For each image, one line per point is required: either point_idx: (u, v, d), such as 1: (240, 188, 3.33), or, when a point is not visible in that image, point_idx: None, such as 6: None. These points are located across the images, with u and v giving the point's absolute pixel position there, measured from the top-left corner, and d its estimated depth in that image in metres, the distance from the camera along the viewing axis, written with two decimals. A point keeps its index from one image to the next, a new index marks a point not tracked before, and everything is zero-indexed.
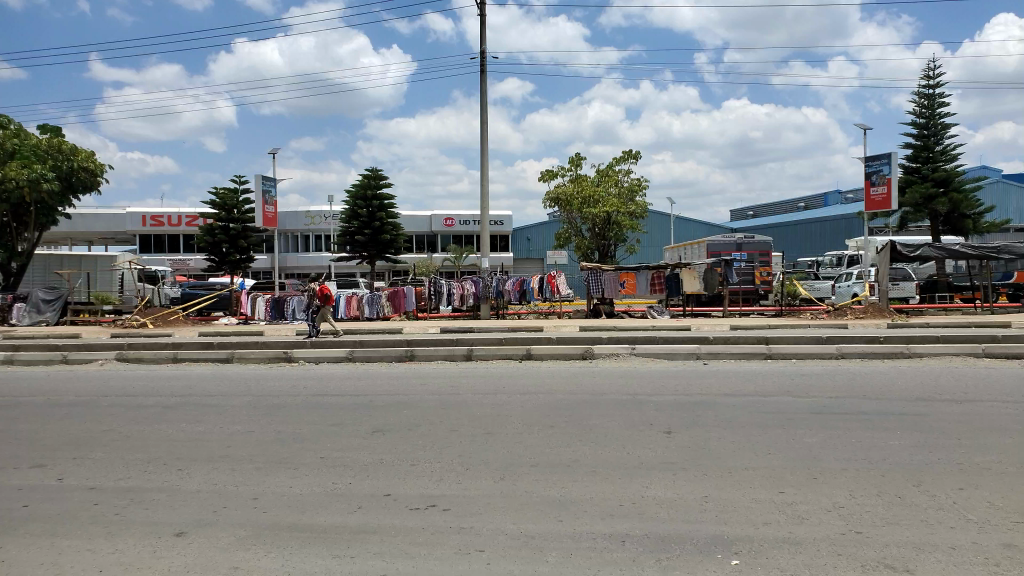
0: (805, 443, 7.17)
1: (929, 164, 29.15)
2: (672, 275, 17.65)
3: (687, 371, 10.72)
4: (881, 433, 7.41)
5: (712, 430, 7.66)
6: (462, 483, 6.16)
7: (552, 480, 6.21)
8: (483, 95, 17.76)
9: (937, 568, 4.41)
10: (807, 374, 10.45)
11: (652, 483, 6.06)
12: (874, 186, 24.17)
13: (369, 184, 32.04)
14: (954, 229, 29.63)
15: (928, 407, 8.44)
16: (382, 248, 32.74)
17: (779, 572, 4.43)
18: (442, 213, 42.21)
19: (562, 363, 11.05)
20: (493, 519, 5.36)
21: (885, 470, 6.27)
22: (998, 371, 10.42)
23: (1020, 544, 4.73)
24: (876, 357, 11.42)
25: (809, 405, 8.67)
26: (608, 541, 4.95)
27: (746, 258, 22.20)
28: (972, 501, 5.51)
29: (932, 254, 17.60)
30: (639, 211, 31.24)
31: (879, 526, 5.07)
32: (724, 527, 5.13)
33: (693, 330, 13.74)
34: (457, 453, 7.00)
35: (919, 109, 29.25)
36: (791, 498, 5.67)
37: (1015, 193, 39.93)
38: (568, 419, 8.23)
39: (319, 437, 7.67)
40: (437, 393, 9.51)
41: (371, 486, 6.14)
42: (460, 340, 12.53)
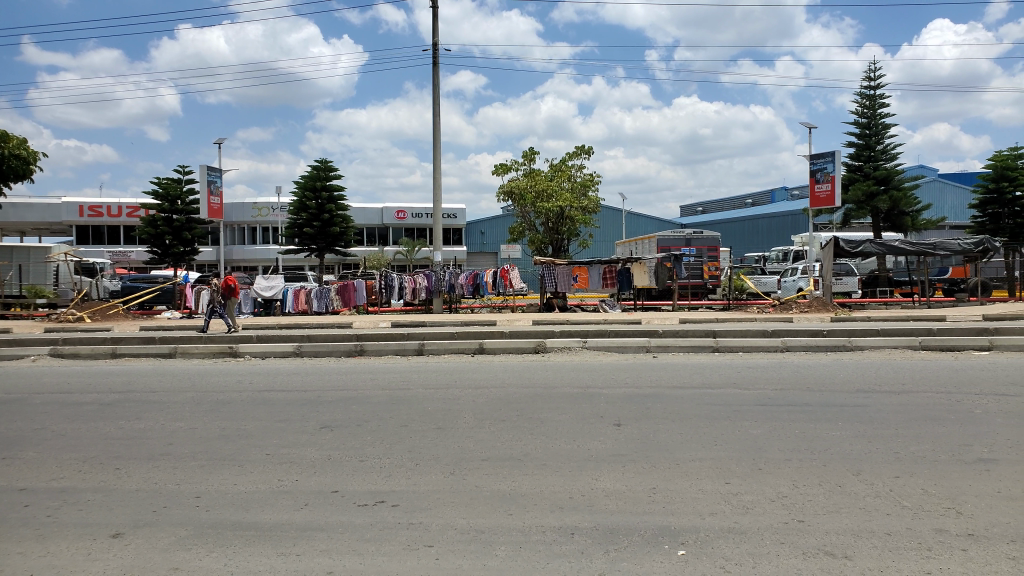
0: (752, 434, 7.30)
1: (871, 162, 30.03)
2: (624, 270, 17.86)
3: (637, 365, 10.83)
4: (823, 424, 7.60)
5: (662, 423, 7.75)
6: (412, 478, 6.10)
7: (502, 473, 6.22)
8: (435, 87, 17.52)
9: (873, 555, 4.54)
10: (754, 368, 10.66)
11: (602, 476, 6.11)
12: (819, 183, 24.79)
13: (319, 175, 31.54)
14: (894, 226, 30.62)
15: (868, 399, 8.68)
16: (331, 241, 32.31)
17: (725, 562, 4.50)
18: (394, 206, 41.84)
19: (514, 358, 11.06)
20: (443, 514, 5.33)
21: (826, 460, 6.43)
22: (934, 364, 10.78)
23: (952, 530, 4.90)
24: (819, 351, 11.71)
25: (756, 398, 8.84)
26: (557, 534, 4.96)
27: (695, 254, 22.60)
28: (908, 489, 5.69)
29: (873, 250, 18.12)
30: (592, 206, 31.46)
31: (820, 514, 5.20)
32: (671, 518, 5.20)
33: (643, 323, 13.88)
34: (407, 449, 6.94)
35: (861, 110, 30.07)
36: (736, 488, 5.78)
37: (951, 191, 41.40)
38: (519, 412, 8.24)
39: (265, 433, 7.51)
40: (387, 389, 9.42)
41: (319, 483, 6.04)
42: (410, 334, 12.41)
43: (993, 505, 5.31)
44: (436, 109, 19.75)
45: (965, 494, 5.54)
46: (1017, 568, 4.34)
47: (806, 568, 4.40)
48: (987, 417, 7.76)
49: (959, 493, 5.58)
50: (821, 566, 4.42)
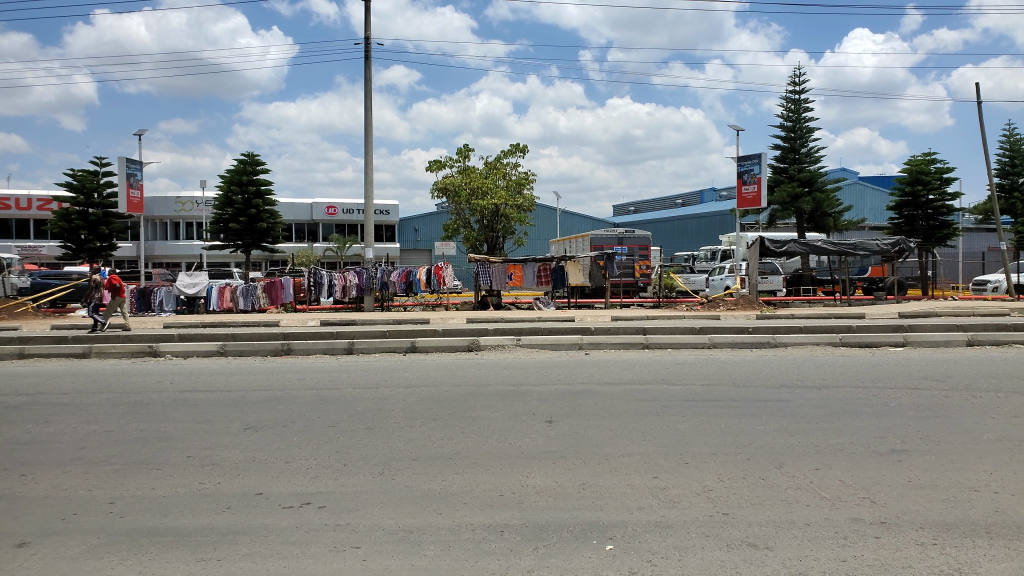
0: (679, 429, 7.44)
1: (796, 165, 31.05)
2: (557, 267, 18.00)
3: (568, 362, 10.91)
4: (748, 419, 7.80)
5: (593, 419, 7.82)
6: (340, 479, 5.98)
7: (432, 473, 6.14)
8: (366, 81, 17.23)
9: (792, 545, 4.67)
10: (682, 364, 10.88)
11: (532, 472, 6.12)
12: (745, 184, 25.49)
13: (245, 170, 30.69)
14: (818, 227, 31.74)
15: (791, 394, 8.96)
16: (258, 237, 31.57)
17: (651, 555, 4.56)
18: (324, 201, 41.15)
19: (446, 356, 10.96)
20: (371, 514, 5.24)
21: (750, 454, 6.59)
22: (852, 359, 11.21)
23: (866, 518, 5.08)
24: (744, 347, 12.04)
25: (685, 393, 9.00)
26: (487, 531, 4.94)
27: (627, 252, 22.97)
28: (826, 480, 5.87)
29: (797, 250, 18.71)
30: (526, 204, 31.61)
31: (744, 507, 5.32)
32: (600, 513, 5.24)
33: (576, 321, 14.01)
34: (335, 449, 6.79)
35: (787, 114, 31.05)
36: (664, 482, 5.86)
37: (870, 195, 43.21)
38: (450, 411, 8.19)
39: (186, 435, 7.24)
40: (315, 389, 9.21)
41: (242, 485, 5.86)
42: (340, 332, 12.19)
43: (904, 494, 5.54)
44: (367, 103, 19.40)
45: (879, 484, 5.75)
46: (926, 553, 4.53)
47: (730, 559, 4.49)
48: (900, 410, 8.10)
49: (875, 483, 5.79)
50: (744, 557, 4.51)
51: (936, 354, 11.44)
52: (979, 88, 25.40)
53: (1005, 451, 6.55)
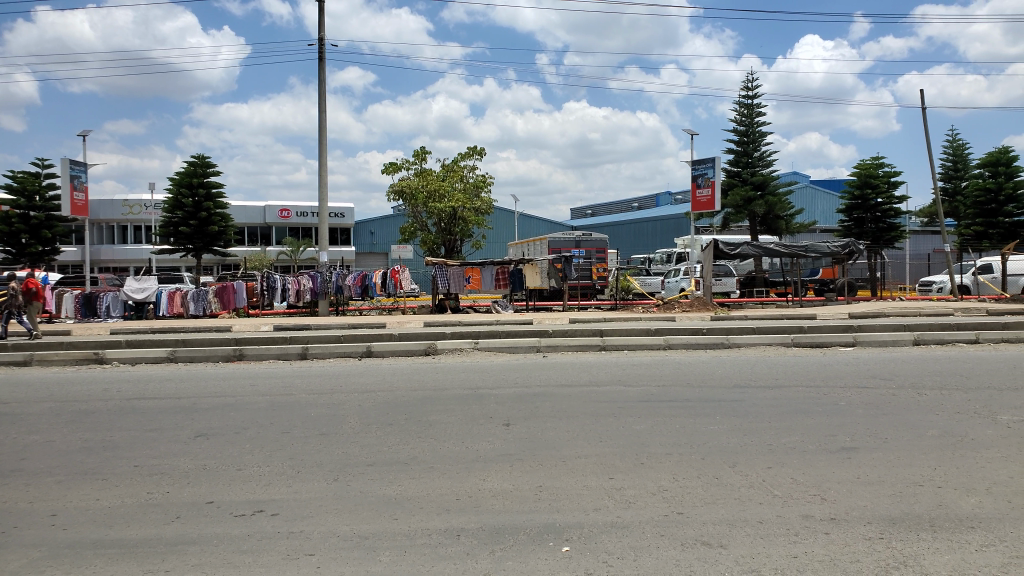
0: (635, 429, 7.50)
1: (749, 168, 31.65)
2: (515, 271, 18.05)
3: (526, 364, 10.91)
4: (703, 419, 7.88)
5: (550, 421, 7.84)
6: (293, 486, 5.87)
7: (387, 478, 6.07)
8: (321, 83, 17.04)
9: (745, 543, 4.72)
10: (638, 365, 10.98)
11: (489, 476, 6.09)
12: (700, 188, 25.87)
13: (195, 172, 30.08)
14: (770, 229, 32.38)
15: (744, 394, 9.10)
16: (209, 240, 30.98)
17: (607, 556, 4.57)
18: (277, 204, 40.55)
19: (403, 360, 10.87)
20: (324, 521, 5.15)
21: (705, 454, 6.65)
22: (804, 359, 11.44)
23: (817, 515, 5.17)
24: (699, 348, 12.21)
25: (641, 394, 9.07)
26: (443, 536, 4.89)
27: (584, 255, 23.13)
28: (779, 478, 5.97)
29: (750, 252, 19.05)
30: (484, 207, 31.61)
31: (699, 506, 5.38)
32: (556, 514, 5.23)
33: (534, 324, 14.04)
34: (288, 456, 6.68)
35: (740, 119, 31.62)
36: (620, 483, 5.89)
37: (821, 198, 44.29)
38: (407, 415, 8.12)
39: (133, 444, 7.04)
40: (268, 394, 9.06)
41: (192, 494, 5.72)
42: (294, 337, 12.02)
43: (853, 490, 5.65)
44: (320, 104, 19.17)
45: (829, 481, 5.86)
46: (874, 547, 4.63)
47: (684, 558, 4.52)
48: (849, 408, 8.28)
49: (825, 480, 5.90)
50: (698, 556, 4.55)
51: (884, 354, 11.75)
52: (923, 94, 26.25)
53: (949, 446, 6.75)
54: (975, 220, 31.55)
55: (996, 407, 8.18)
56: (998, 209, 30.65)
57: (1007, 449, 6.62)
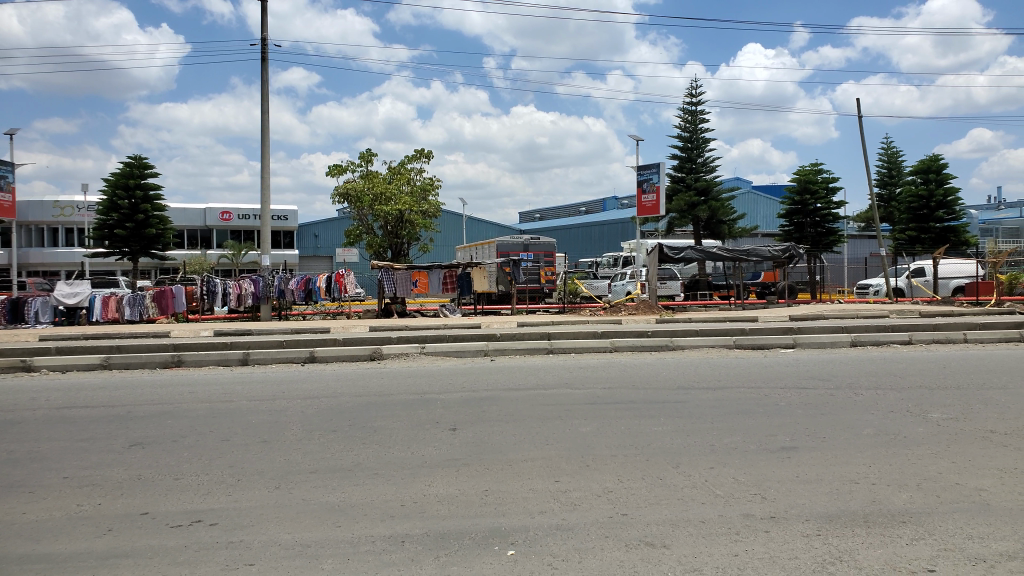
0: (580, 432, 7.53)
1: (692, 174, 32.27)
2: (463, 274, 17.98)
3: (473, 368, 10.87)
4: (646, 421, 7.98)
5: (496, 425, 7.81)
6: (233, 495, 5.73)
7: (331, 485, 5.98)
8: (264, 84, 16.73)
9: (687, 543, 4.78)
10: (585, 368, 11.07)
11: (434, 481, 6.05)
12: (645, 192, 26.23)
13: (132, 173, 29.25)
14: (713, 234, 33.06)
15: (686, 395, 9.24)
16: (146, 243, 30.11)
17: (552, 559, 4.57)
18: (218, 206, 39.64)
19: (347, 366, 10.72)
20: (265, 530, 5.05)
21: (650, 455, 6.71)
22: (745, 361, 11.70)
23: (757, 514, 5.28)
24: (644, 350, 12.37)
25: (587, 397, 9.15)
26: (386, 543, 4.83)
27: (532, 258, 23.20)
28: (721, 478, 6.08)
29: (693, 256, 19.42)
30: (431, 211, 31.48)
31: (643, 507, 5.43)
32: (502, 518, 5.22)
33: (482, 327, 14.03)
34: (229, 464, 6.52)
35: (684, 125, 32.21)
36: (565, 485, 5.91)
37: (763, 203, 45.48)
38: (350, 421, 8.00)
39: (63, 454, 6.78)
40: (208, 402, 8.82)
41: (126, 505, 5.52)
42: (235, 343, 11.75)
43: (792, 489, 5.79)
44: (262, 106, 18.81)
45: (769, 480, 5.99)
46: (810, 543, 4.75)
47: (628, 559, 4.56)
48: (789, 409, 8.48)
49: (765, 479, 6.04)
50: (642, 556, 4.59)
51: (822, 355, 12.08)
52: (860, 102, 27.19)
53: (883, 444, 6.97)
54: (909, 225, 32.83)
55: (926, 406, 8.48)
56: (930, 214, 32.06)
57: (937, 446, 6.87)
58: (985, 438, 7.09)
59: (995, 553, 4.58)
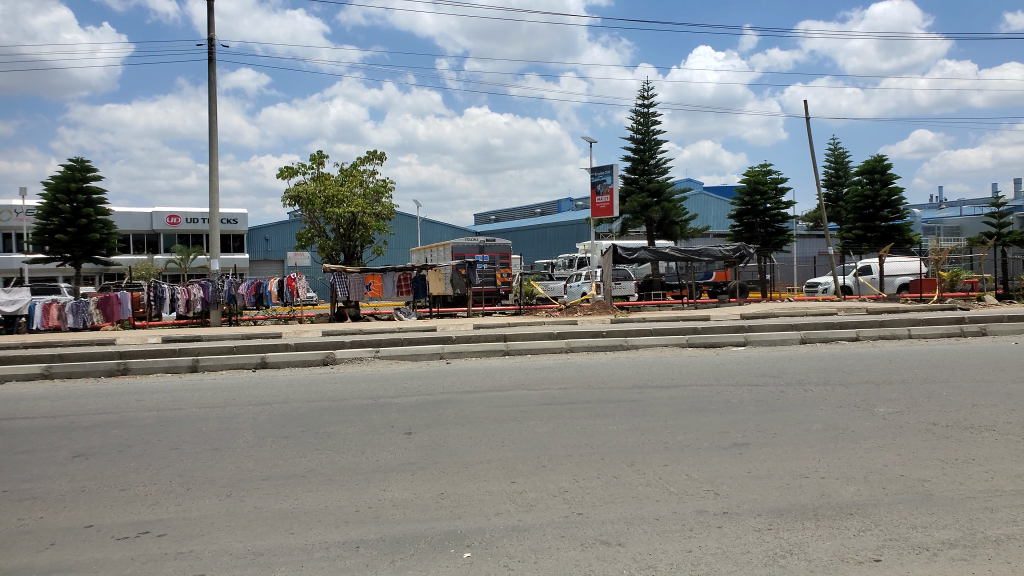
0: (536, 432, 7.55)
1: (645, 175, 32.65)
2: (419, 277, 17.84)
3: (428, 372, 10.82)
4: (601, 420, 8.04)
5: (451, 428, 7.78)
6: (182, 505, 5.59)
7: (284, 492, 5.87)
8: (210, 85, 16.41)
9: (642, 540, 4.83)
10: (540, 368, 11.11)
11: (389, 486, 5.99)
12: (599, 194, 26.45)
13: (73, 176, 28.46)
14: (666, 235, 33.53)
15: (641, 394, 9.34)
16: (89, 248, 29.29)
17: (508, 560, 4.57)
18: (165, 210, 38.75)
19: (300, 371, 10.58)
20: (216, 539, 4.94)
21: (605, 454, 6.76)
22: (697, 359, 11.89)
23: (710, 510, 5.35)
24: (599, 350, 12.48)
25: (543, 397, 9.19)
26: (341, 549, 4.77)
27: (488, 260, 23.24)
28: (675, 475, 6.15)
29: (647, 256, 19.64)
30: (385, 213, 31.28)
31: (598, 506, 5.47)
32: (458, 521, 5.20)
33: (438, 330, 13.97)
34: (178, 473, 6.37)
35: (637, 127, 32.57)
36: (521, 486, 5.92)
37: (715, 203, 46.30)
38: (303, 427, 7.88)
39: (2, 468, 6.54)
40: (156, 410, 8.60)
41: (69, 518, 5.35)
42: (183, 350, 11.49)
43: (743, 484, 5.89)
44: (208, 106, 18.42)
45: (722, 476, 6.09)
46: (761, 538, 4.83)
47: (583, 559, 4.58)
48: (740, 406, 8.63)
49: (718, 475, 6.13)
50: (597, 555, 4.62)
51: (772, 352, 12.32)
52: (807, 105, 27.85)
53: (832, 439, 7.14)
54: (855, 224, 33.77)
55: (872, 400, 8.72)
56: (875, 214, 33.04)
57: (883, 439, 7.06)
58: (928, 431, 7.31)
59: (938, 541, 4.73)
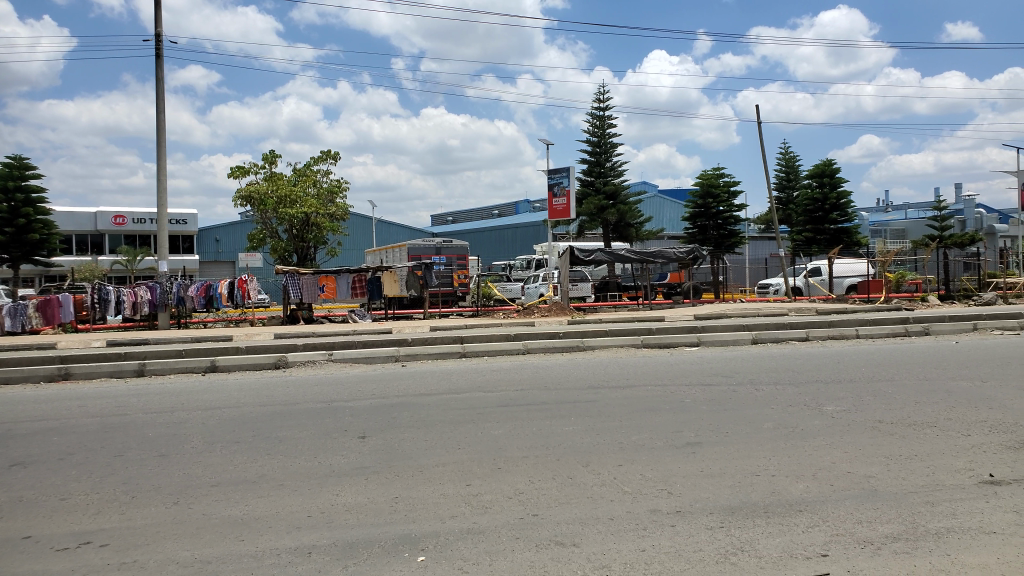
0: (492, 434, 7.54)
1: (601, 178, 32.93)
2: (373, 279, 17.74)
3: (383, 375, 10.72)
4: (557, 421, 8.06)
5: (406, 432, 7.71)
6: (127, 513, 5.43)
7: (233, 498, 5.75)
8: (158, 82, 16.00)
9: (596, 540, 4.85)
10: (496, 370, 11.10)
11: (343, 490, 5.91)
12: (556, 196, 26.58)
13: (12, 175, 27.53)
14: (622, 237, 33.86)
15: (596, 394, 9.40)
16: (29, 249, 28.32)
17: (462, 563, 4.54)
18: (110, 210, 37.71)
19: (251, 374, 10.39)
20: (162, 548, 4.81)
21: (560, 455, 6.78)
22: (652, 360, 12.02)
23: (663, 508, 5.41)
24: (555, 352, 12.53)
25: (499, 399, 9.16)
26: (292, 554, 4.69)
27: (445, 262, 23.17)
28: (629, 475, 6.20)
29: (603, 258, 19.78)
30: (339, 213, 30.96)
31: (553, 507, 5.48)
32: (412, 525, 5.16)
33: (394, 333, 13.85)
34: (122, 480, 6.19)
35: (593, 130, 32.84)
36: (476, 489, 5.90)
37: (669, 206, 47.00)
38: (254, 432, 7.74)
39: None
40: (100, 416, 8.34)
41: (5, 529, 5.15)
42: (128, 353, 11.17)
43: (696, 483, 5.96)
44: (155, 103, 17.96)
45: (675, 475, 6.16)
46: (713, 536, 4.90)
47: (538, 559, 4.59)
48: (693, 406, 8.73)
49: (671, 474, 6.20)
50: (551, 556, 4.63)
51: (724, 352, 12.52)
52: (758, 109, 28.46)
53: (783, 437, 7.27)
54: (806, 227, 34.58)
55: (821, 399, 8.92)
56: (825, 216, 33.88)
57: (832, 437, 7.22)
58: (875, 428, 7.50)
59: (882, 535, 4.85)
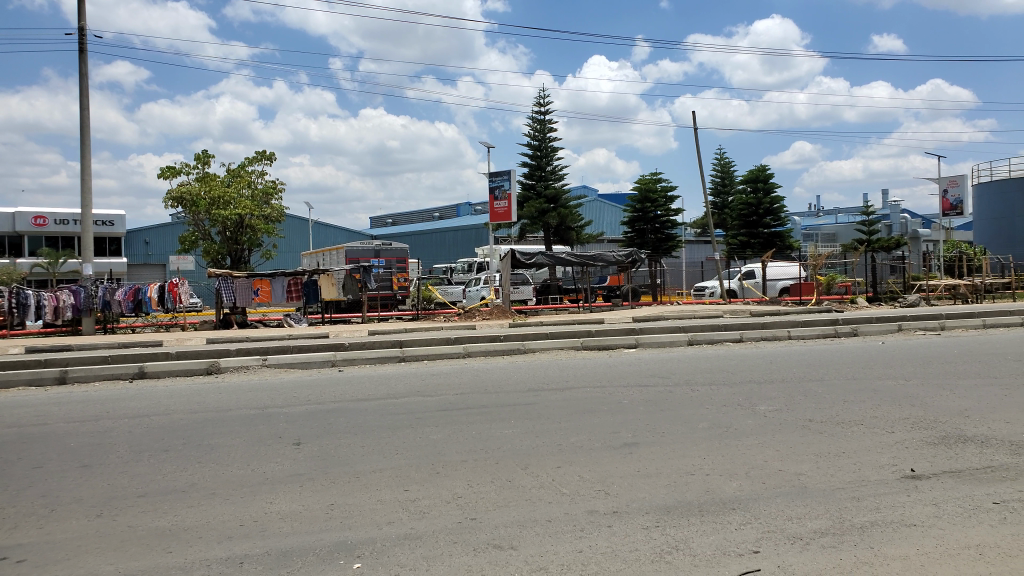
0: (431, 439, 7.50)
1: (542, 181, 33.15)
2: (310, 282, 17.41)
3: (320, 380, 10.56)
4: (496, 424, 8.05)
5: (343, 438, 7.59)
6: (46, 528, 5.20)
7: (163, 509, 5.56)
8: (81, 78, 15.39)
9: (534, 542, 4.87)
10: (436, 374, 11.05)
11: (277, 498, 5.79)
12: (497, 199, 26.61)
13: None
14: (563, 240, 34.14)
15: (536, 397, 9.43)
16: None
17: (398, 569, 4.50)
18: (30, 210, 36.09)
19: (182, 381, 10.07)
20: (84, 562, 4.63)
21: (499, 458, 6.79)
22: (590, 361, 12.16)
23: (601, 509, 5.47)
24: (495, 355, 12.54)
25: (438, 403, 9.12)
26: (223, 565, 4.57)
27: (384, 265, 22.95)
28: (567, 476, 6.25)
29: (544, 261, 19.91)
30: (275, 215, 30.36)
31: (491, 510, 5.47)
32: (348, 531, 5.09)
33: (333, 337, 13.65)
34: (42, 493, 5.92)
35: (533, 134, 33.02)
36: (414, 494, 5.85)
37: (608, 210, 47.72)
38: (184, 440, 7.50)
39: None
40: (18, 426, 7.97)
41: None
42: (49, 360, 10.70)
43: (633, 484, 6.04)
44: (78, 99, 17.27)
45: (612, 476, 6.24)
46: (648, 535, 4.98)
47: (476, 563, 4.58)
48: (631, 407, 8.85)
49: (609, 475, 6.27)
50: (489, 559, 4.62)
51: (660, 354, 12.76)
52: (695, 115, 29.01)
53: (717, 437, 7.43)
54: (740, 231, 35.55)
55: (754, 399, 9.15)
56: (759, 221, 34.87)
57: (762, 436, 7.42)
58: (805, 427, 7.73)
59: (811, 530, 5.01)
